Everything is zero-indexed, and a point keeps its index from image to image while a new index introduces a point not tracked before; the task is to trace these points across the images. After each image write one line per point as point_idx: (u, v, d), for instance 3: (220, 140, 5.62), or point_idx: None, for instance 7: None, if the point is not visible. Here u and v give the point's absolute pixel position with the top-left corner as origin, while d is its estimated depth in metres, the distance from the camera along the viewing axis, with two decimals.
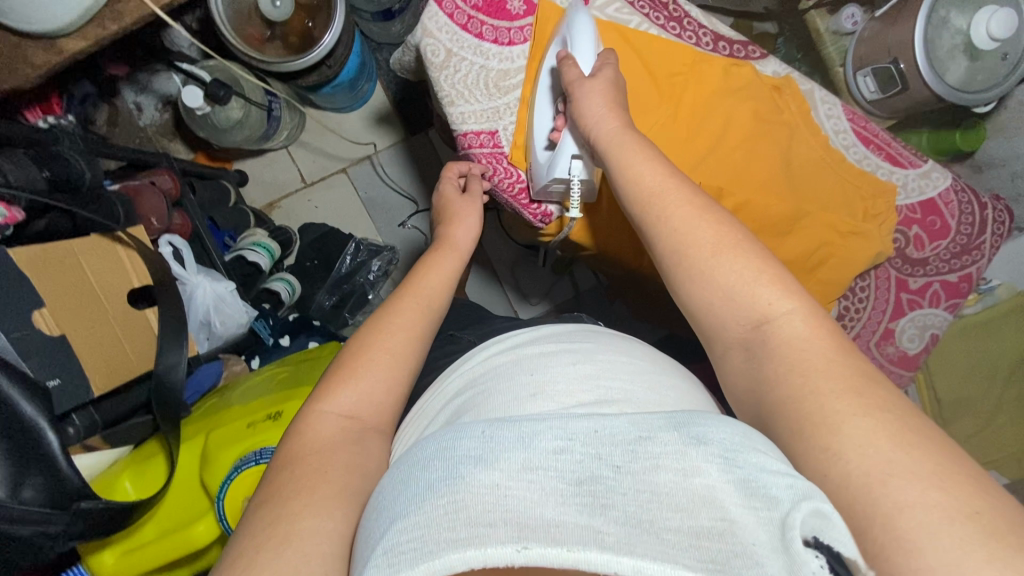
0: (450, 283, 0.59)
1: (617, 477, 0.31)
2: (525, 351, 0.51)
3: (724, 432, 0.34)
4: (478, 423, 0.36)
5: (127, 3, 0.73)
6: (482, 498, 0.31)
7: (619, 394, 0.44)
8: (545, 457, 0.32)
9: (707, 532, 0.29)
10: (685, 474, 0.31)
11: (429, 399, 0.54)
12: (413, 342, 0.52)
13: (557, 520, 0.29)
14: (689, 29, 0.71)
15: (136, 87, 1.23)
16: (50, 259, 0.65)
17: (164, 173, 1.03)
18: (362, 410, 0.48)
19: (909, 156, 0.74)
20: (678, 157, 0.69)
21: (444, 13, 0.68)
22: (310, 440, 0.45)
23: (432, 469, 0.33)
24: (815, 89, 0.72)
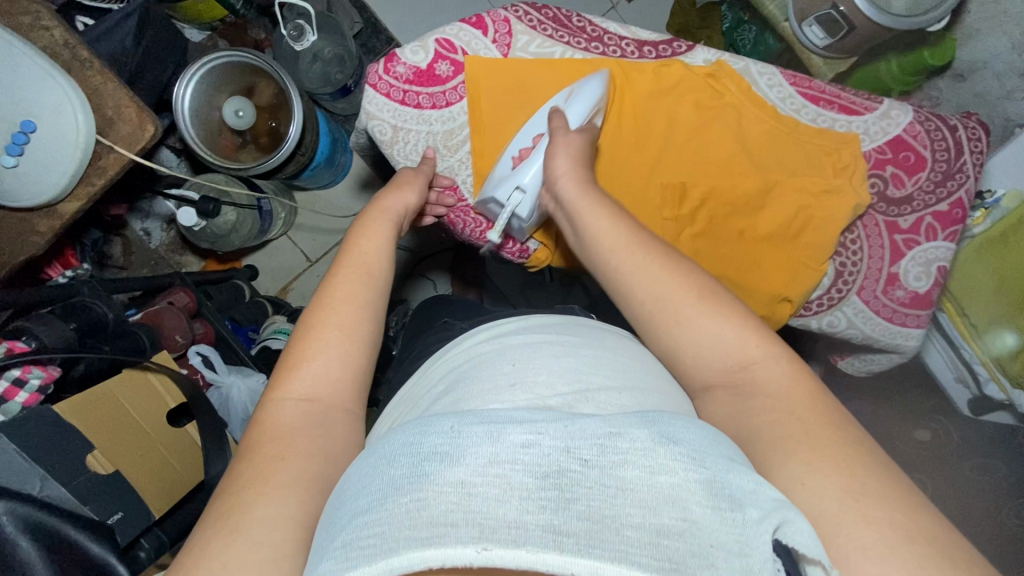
0: (388, 248, 0.61)
1: (584, 470, 0.33)
2: (509, 341, 0.53)
3: (692, 433, 0.37)
4: (449, 417, 0.39)
5: (107, 157, 0.79)
6: (447, 498, 0.33)
7: (596, 387, 0.46)
8: (512, 451, 0.34)
9: (666, 531, 0.31)
10: (649, 472, 0.33)
11: (417, 384, 0.58)
12: (359, 312, 0.55)
13: (517, 520, 0.32)
14: (612, 44, 0.73)
15: (141, 215, 1.34)
16: (92, 402, 0.71)
17: (180, 291, 1.11)
18: (318, 393, 0.51)
19: (862, 101, 0.73)
20: (635, 162, 0.72)
21: (380, 94, 0.71)
22: (269, 426, 0.48)
23: (400, 467, 0.36)
24: (749, 65, 0.73)
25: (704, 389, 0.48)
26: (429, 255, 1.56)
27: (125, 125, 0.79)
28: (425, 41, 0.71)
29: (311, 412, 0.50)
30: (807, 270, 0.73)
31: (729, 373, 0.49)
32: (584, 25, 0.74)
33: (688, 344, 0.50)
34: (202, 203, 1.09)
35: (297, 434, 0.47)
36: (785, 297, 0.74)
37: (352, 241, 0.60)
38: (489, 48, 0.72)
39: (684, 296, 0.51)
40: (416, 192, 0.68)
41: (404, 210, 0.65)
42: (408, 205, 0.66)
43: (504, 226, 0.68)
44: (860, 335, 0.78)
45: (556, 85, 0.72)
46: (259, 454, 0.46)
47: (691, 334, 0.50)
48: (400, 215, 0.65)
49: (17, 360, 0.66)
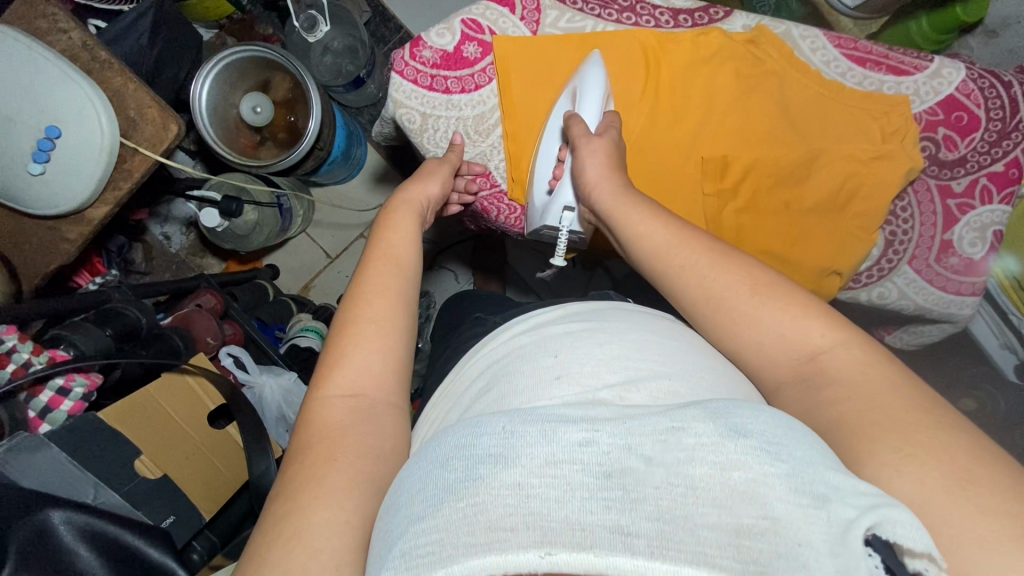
0: (415, 239, 0.59)
1: (648, 470, 0.32)
2: (548, 332, 0.52)
3: (762, 422, 0.34)
4: (499, 416, 0.37)
5: (132, 160, 0.78)
6: (504, 501, 0.31)
7: (646, 372, 0.44)
8: (569, 450, 0.33)
9: (747, 531, 0.29)
10: (722, 469, 0.31)
11: (456, 378, 0.56)
12: (396, 303, 0.53)
13: (581, 522, 0.30)
14: (645, 14, 0.70)
15: (160, 220, 1.35)
16: (134, 409, 0.71)
17: (207, 293, 1.11)
18: (362, 387, 0.49)
19: (912, 60, 0.70)
20: (670, 140, 0.69)
21: (407, 80, 0.69)
22: (318, 423, 0.47)
23: (454, 469, 0.34)
24: (790, 29, 0.69)
25: (773, 369, 0.46)
26: (447, 246, 1.55)
27: (148, 126, 0.78)
28: (450, 23, 0.69)
29: (359, 406, 0.48)
30: (856, 241, 0.71)
31: (807, 366, 0.44)
32: None
33: (753, 323, 0.47)
34: (224, 203, 1.06)
35: (347, 431, 0.46)
36: (832, 272, 0.72)
37: (380, 235, 0.58)
38: (517, 27, 0.70)
39: (745, 283, 0.48)
40: (438, 184, 0.66)
41: (427, 203, 0.63)
42: (434, 196, 0.64)
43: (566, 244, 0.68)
44: (912, 306, 0.75)
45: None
46: (313, 453, 0.45)
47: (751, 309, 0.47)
48: (423, 206, 0.63)
49: (60, 368, 0.66)
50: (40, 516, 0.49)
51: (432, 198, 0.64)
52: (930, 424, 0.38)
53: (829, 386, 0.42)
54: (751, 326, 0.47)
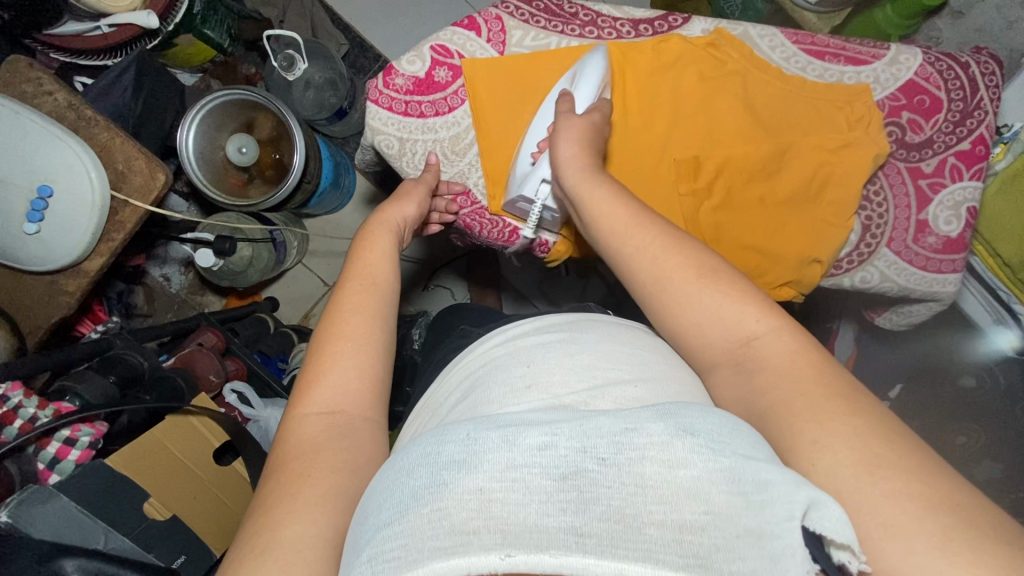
0: (390, 258, 0.60)
1: (602, 468, 0.33)
2: (523, 342, 0.53)
3: (710, 423, 0.36)
4: (466, 425, 0.38)
5: (123, 211, 0.80)
6: (466, 505, 0.33)
7: (611, 381, 0.46)
8: (529, 455, 0.34)
9: (687, 527, 0.31)
10: (668, 468, 0.33)
11: (436, 390, 0.58)
12: (375, 321, 0.55)
13: (538, 523, 0.32)
14: (606, 27, 0.71)
15: (159, 262, 1.38)
16: (141, 452, 0.72)
17: (208, 331, 1.13)
18: (339, 403, 0.51)
19: (869, 49, 0.71)
20: (642, 147, 0.71)
21: (383, 108, 0.71)
22: (295, 442, 0.49)
23: (419, 477, 0.36)
24: (747, 29, 0.71)
25: (712, 357, 0.48)
26: (443, 266, 1.57)
27: (136, 177, 0.80)
28: (420, 49, 0.70)
29: (335, 422, 0.50)
30: (831, 227, 0.72)
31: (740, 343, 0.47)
32: (575, 10, 0.71)
33: (716, 317, 0.48)
34: (217, 241, 1.08)
35: (324, 445, 0.48)
36: (813, 259, 0.73)
37: (358, 255, 0.60)
38: (484, 49, 0.71)
39: (702, 279, 0.49)
40: (414, 204, 0.67)
41: (403, 223, 0.65)
42: (412, 214, 0.66)
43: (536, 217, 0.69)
44: (895, 287, 0.76)
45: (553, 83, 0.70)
46: (288, 469, 0.46)
47: (710, 313, 0.48)
48: (400, 227, 0.64)
49: (66, 420, 0.67)
50: (53, 564, 0.50)
51: (410, 212, 0.66)
52: (869, 415, 0.41)
53: (762, 373, 0.45)
54: (726, 330, 0.48)
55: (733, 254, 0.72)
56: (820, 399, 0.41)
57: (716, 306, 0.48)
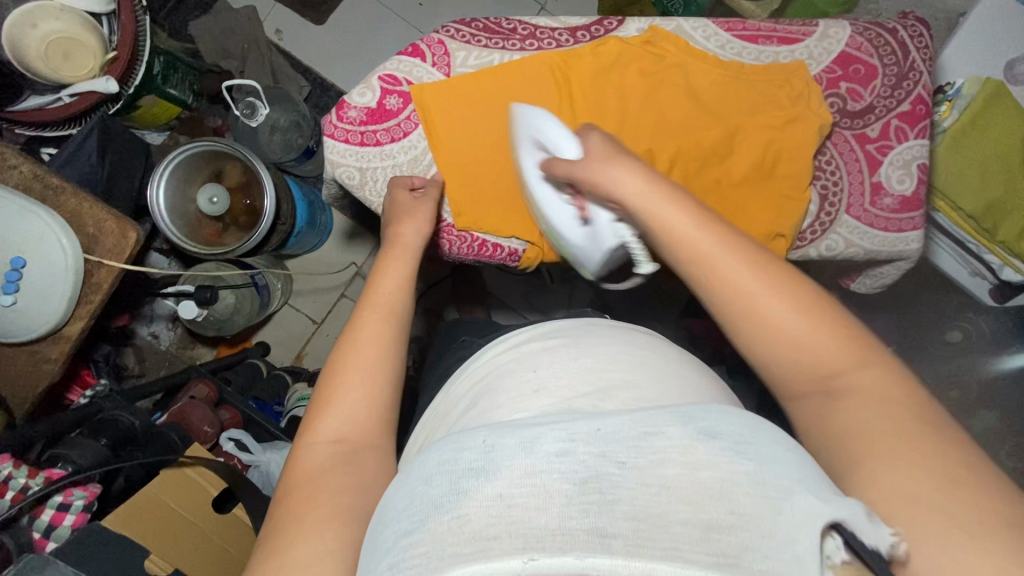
0: (407, 285, 0.61)
1: (622, 471, 0.34)
2: (525, 350, 0.58)
3: (733, 425, 0.37)
4: (478, 431, 0.39)
5: (98, 272, 0.81)
6: (485, 511, 0.34)
7: (614, 382, 0.50)
8: (547, 460, 0.35)
9: (716, 526, 0.32)
10: (691, 469, 0.34)
11: (444, 398, 0.62)
12: (391, 344, 0.56)
13: (561, 526, 0.32)
14: (545, 38, 0.74)
15: (146, 320, 1.38)
16: (137, 511, 0.72)
17: (200, 383, 1.14)
18: (347, 432, 0.51)
19: (799, 28, 0.74)
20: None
21: (339, 141, 0.73)
22: (301, 469, 0.49)
23: (436, 486, 0.37)
24: (681, 24, 0.74)
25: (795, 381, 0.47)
26: (426, 289, 1.55)
27: (107, 238, 0.81)
28: (369, 81, 0.72)
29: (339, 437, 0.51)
30: (793, 202, 0.73)
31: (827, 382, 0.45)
32: (513, 26, 0.74)
33: (810, 354, 0.46)
34: (198, 292, 1.10)
35: (326, 473, 0.48)
36: (777, 234, 0.73)
37: (374, 280, 0.60)
38: (431, 74, 0.73)
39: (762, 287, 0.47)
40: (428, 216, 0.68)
41: (421, 242, 0.65)
42: (423, 234, 0.67)
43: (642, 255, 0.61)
44: (863, 252, 0.77)
45: (501, 96, 0.72)
46: (292, 498, 0.47)
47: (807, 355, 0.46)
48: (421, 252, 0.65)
49: (54, 485, 0.67)
50: None
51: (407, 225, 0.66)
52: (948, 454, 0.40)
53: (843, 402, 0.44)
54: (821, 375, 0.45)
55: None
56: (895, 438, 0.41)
57: (823, 351, 0.45)
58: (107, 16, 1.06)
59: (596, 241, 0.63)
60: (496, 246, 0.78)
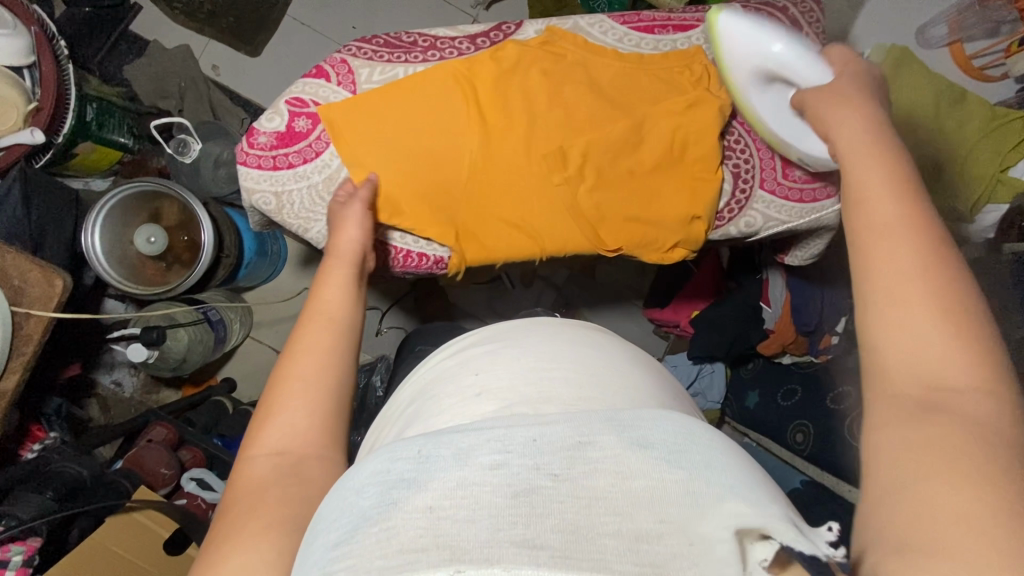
0: (353, 292, 0.57)
1: (555, 485, 0.33)
2: (470, 354, 0.55)
3: (665, 434, 0.36)
4: (417, 439, 0.38)
5: (27, 324, 0.80)
6: (415, 523, 0.32)
7: (556, 376, 0.50)
8: (480, 473, 0.34)
9: (644, 536, 0.31)
10: (621, 479, 0.33)
11: (390, 408, 0.60)
12: (334, 358, 0.51)
13: (489, 538, 0.31)
14: (446, 47, 0.76)
15: (107, 368, 1.36)
16: (77, 562, 0.73)
17: (159, 425, 1.12)
18: (289, 444, 0.46)
19: (692, 15, 0.78)
20: (509, 149, 0.73)
21: (252, 167, 0.73)
22: (240, 486, 0.44)
23: (368, 495, 0.35)
24: (577, 21, 0.77)
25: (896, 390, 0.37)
26: (392, 305, 1.53)
27: (34, 288, 0.81)
28: (276, 106, 0.73)
29: (278, 439, 0.46)
30: (706, 184, 0.75)
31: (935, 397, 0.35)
32: (414, 39, 0.76)
33: (934, 365, 0.36)
34: (145, 333, 1.09)
35: (268, 488, 0.43)
36: (693, 217, 0.76)
37: (316, 288, 0.57)
38: (337, 92, 0.74)
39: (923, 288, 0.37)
40: (362, 227, 0.66)
41: (361, 252, 0.63)
42: (363, 242, 0.65)
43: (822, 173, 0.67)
44: (778, 224, 0.81)
45: (407, 107, 0.72)
46: (230, 515, 0.42)
47: (931, 370, 0.36)
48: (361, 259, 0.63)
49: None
50: None
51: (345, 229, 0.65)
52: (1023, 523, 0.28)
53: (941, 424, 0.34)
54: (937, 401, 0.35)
55: (620, 227, 0.76)
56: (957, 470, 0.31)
57: (953, 369, 0.35)
58: (29, 68, 1.04)
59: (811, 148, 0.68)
60: (421, 255, 0.80)
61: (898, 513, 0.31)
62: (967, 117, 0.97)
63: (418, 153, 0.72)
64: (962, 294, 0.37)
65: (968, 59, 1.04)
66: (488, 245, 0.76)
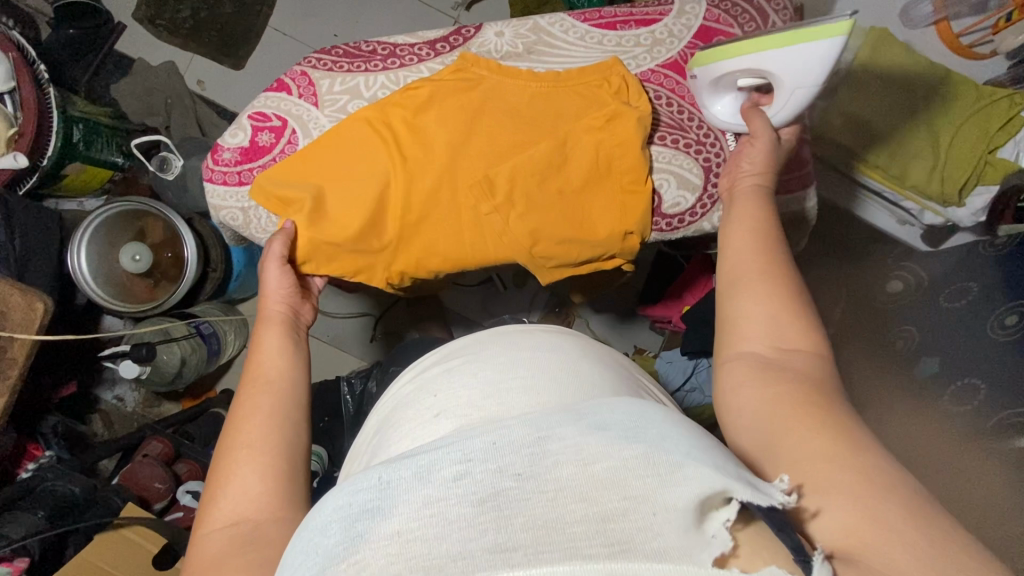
0: (288, 356, 0.59)
1: (519, 482, 0.32)
2: (427, 374, 0.55)
3: (620, 414, 0.36)
4: (376, 467, 0.37)
5: (11, 348, 0.82)
6: (386, 552, 0.31)
7: (514, 387, 0.49)
8: (444, 487, 0.33)
9: (611, 516, 0.31)
10: (585, 464, 0.33)
11: (358, 442, 0.58)
12: (275, 425, 0.52)
13: (461, 550, 0.30)
14: (406, 54, 0.76)
15: (109, 384, 1.38)
16: None
17: (155, 440, 1.13)
18: (242, 512, 0.47)
19: (655, 8, 0.78)
20: (434, 179, 0.71)
21: (219, 184, 0.74)
22: (198, 562, 0.45)
23: (332, 534, 0.33)
24: (538, 21, 0.77)
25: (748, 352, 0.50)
26: (385, 311, 1.53)
27: (16, 312, 0.82)
28: (239, 121, 0.73)
29: (235, 499, 0.47)
30: (637, 197, 0.74)
31: (776, 353, 0.49)
32: (373, 48, 0.76)
33: (772, 333, 0.50)
34: (135, 350, 1.10)
35: (224, 563, 0.43)
36: (627, 233, 0.75)
37: (252, 358, 0.58)
38: (298, 105, 0.74)
39: (753, 272, 0.53)
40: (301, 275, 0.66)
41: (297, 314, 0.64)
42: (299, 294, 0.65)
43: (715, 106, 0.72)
44: None
45: (328, 152, 0.72)
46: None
47: (774, 335, 0.50)
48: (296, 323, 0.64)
49: None
50: None
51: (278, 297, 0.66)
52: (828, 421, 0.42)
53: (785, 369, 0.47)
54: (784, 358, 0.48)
55: (554, 249, 0.74)
56: (788, 401, 0.44)
57: (783, 330, 0.50)
58: (9, 93, 1.06)
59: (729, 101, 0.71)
60: None
61: (759, 438, 0.44)
62: (952, 100, 0.95)
63: (338, 198, 0.70)
64: (786, 274, 0.53)
65: (956, 37, 1.00)
66: (436, 262, 0.74)
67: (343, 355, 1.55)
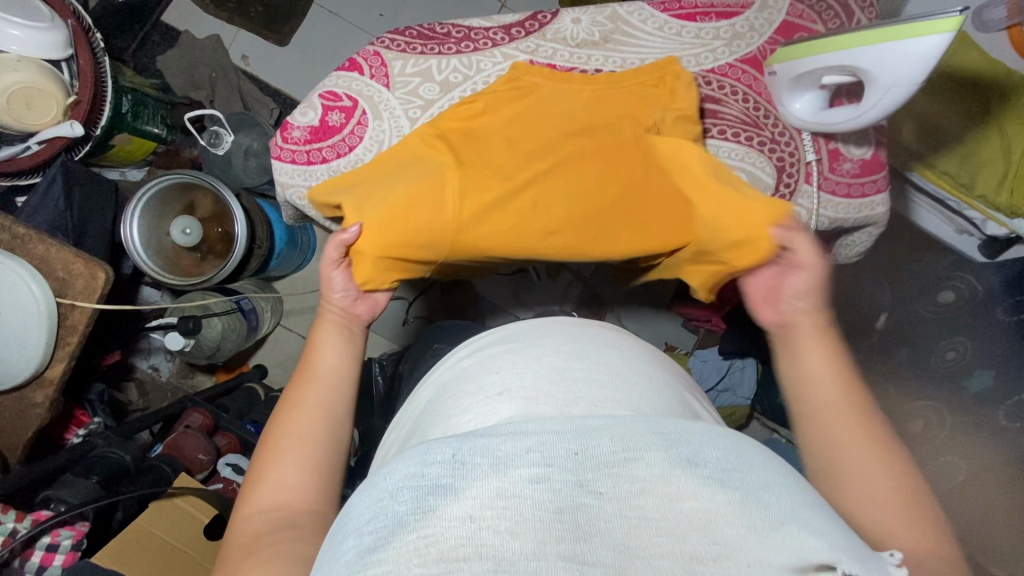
0: (346, 348, 0.58)
1: (600, 502, 0.32)
2: (489, 351, 0.55)
3: (717, 450, 0.34)
4: (448, 443, 0.36)
5: (72, 315, 0.83)
6: (455, 533, 0.31)
7: (581, 378, 0.48)
8: (521, 485, 0.32)
9: (699, 558, 0.29)
10: (672, 500, 0.31)
11: (408, 407, 0.60)
12: (325, 416, 0.52)
13: (535, 553, 0.29)
14: (481, 38, 0.75)
15: (145, 353, 1.39)
16: (127, 543, 0.77)
17: (194, 411, 1.15)
18: (286, 499, 0.48)
19: (737, 2, 0.76)
20: (490, 176, 0.67)
21: (287, 161, 0.74)
22: (239, 541, 0.45)
23: (402, 502, 0.33)
24: (617, 9, 0.76)
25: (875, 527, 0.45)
26: (418, 295, 1.52)
27: (78, 280, 0.83)
28: (310, 100, 0.73)
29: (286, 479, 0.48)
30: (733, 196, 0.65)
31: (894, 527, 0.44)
32: (447, 30, 0.75)
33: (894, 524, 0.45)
34: (181, 322, 1.12)
35: (263, 544, 0.44)
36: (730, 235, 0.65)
37: (308, 353, 0.57)
38: (370, 85, 0.73)
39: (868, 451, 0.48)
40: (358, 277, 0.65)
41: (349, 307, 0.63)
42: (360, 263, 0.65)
43: (799, 103, 0.70)
44: (826, 221, 0.77)
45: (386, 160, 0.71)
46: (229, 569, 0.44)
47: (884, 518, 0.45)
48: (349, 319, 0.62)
49: (42, 526, 0.73)
50: None
51: (342, 296, 0.63)
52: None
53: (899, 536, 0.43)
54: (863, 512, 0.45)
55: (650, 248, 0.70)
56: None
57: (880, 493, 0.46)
58: (67, 61, 1.06)
59: (811, 100, 0.69)
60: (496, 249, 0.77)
61: None
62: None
63: (397, 198, 0.65)
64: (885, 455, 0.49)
65: None
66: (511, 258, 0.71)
67: (375, 337, 1.55)
